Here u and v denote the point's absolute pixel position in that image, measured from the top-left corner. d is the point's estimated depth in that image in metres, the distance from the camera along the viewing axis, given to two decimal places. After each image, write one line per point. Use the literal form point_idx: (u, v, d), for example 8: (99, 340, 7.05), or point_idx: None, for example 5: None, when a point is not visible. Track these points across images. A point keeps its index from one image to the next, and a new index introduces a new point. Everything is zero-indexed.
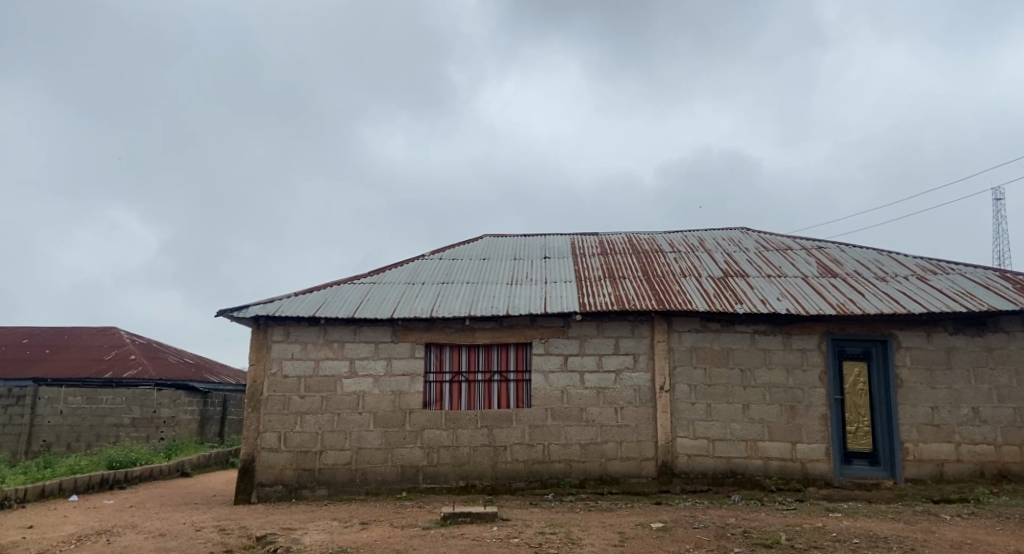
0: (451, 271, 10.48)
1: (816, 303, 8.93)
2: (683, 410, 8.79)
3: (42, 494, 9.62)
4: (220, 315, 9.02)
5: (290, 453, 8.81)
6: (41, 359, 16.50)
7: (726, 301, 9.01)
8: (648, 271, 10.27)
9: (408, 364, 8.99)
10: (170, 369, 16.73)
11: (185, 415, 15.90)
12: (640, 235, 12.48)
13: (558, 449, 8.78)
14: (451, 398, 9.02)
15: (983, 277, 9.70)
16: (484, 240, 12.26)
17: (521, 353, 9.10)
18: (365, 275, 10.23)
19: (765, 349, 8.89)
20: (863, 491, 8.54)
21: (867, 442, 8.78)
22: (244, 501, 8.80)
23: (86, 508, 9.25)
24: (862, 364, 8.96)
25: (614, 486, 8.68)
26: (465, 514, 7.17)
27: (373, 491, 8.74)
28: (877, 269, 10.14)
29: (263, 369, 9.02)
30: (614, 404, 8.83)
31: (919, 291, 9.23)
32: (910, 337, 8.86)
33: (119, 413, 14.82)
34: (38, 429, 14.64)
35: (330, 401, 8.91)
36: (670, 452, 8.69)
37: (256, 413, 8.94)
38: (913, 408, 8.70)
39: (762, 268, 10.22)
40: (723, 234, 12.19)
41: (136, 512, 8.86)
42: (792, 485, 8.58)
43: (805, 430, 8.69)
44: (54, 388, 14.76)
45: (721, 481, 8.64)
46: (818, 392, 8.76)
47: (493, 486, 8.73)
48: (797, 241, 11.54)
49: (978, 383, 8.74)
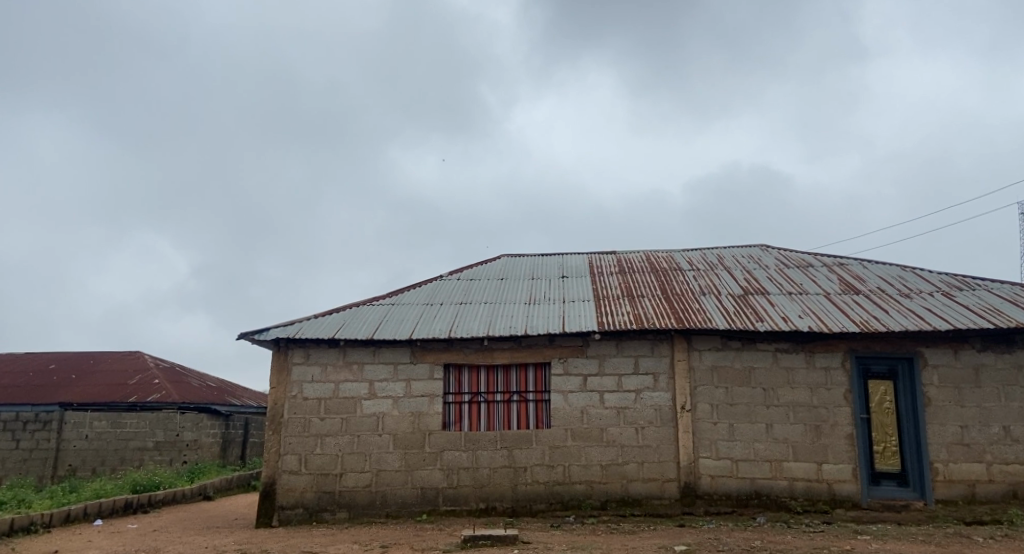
0: (469, 292, 10.50)
1: (839, 321, 8.80)
2: (705, 430, 8.69)
3: (67, 518, 9.68)
4: (241, 338, 9.09)
5: (310, 475, 8.82)
6: (66, 384, 16.79)
7: (747, 319, 8.91)
8: (667, 290, 10.19)
9: (427, 385, 8.99)
10: (193, 392, 16.88)
11: (207, 439, 15.91)
12: (658, 253, 12.42)
13: (579, 470, 8.70)
14: (470, 419, 8.99)
15: (1011, 292, 9.50)
16: (502, 260, 12.28)
17: (540, 373, 9.06)
18: (384, 297, 10.29)
19: (788, 368, 8.78)
20: (891, 512, 8.33)
21: (894, 463, 8.59)
22: (265, 524, 8.81)
23: (110, 532, 9.30)
24: (888, 383, 8.78)
25: (636, 508, 8.56)
26: (485, 537, 7.12)
27: (393, 513, 8.71)
28: (900, 286, 9.99)
29: (283, 392, 9.07)
30: (635, 424, 8.75)
31: (945, 308, 9.07)
32: (936, 354, 8.70)
33: (143, 437, 14.95)
34: (64, 454, 14.86)
35: (350, 422, 8.92)
36: (692, 473, 8.57)
37: (276, 435, 8.97)
38: (941, 427, 8.51)
39: (783, 286, 10.12)
40: (742, 252, 12.11)
41: (159, 536, 8.89)
42: (819, 507, 8.41)
43: (831, 450, 8.53)
44: (79, 412, 14.99)
45: (746, 503, 8.49)
46: (842, 410, 8.62)
47: (513, 509, 8.66)
48: (818, 258, 11.43)
49: (1009, 401, 8.54)
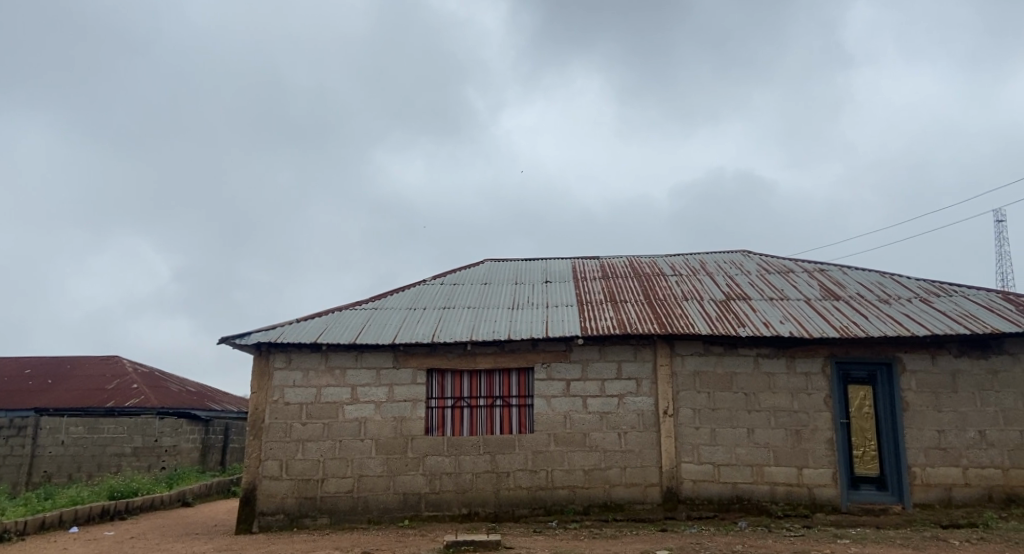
0: (452, 296, 10.48)
1: (819, 326, 8.89)
2: (687, 434, 8.73)
3: (42, 526, 9.52)
4: (222, 342, 9.00)
5: (291, 481, 8.74)
6: (41, 389, 16.53)
7: (729, 324, 8.97)
8: (650, 295, 10.23)
9: (410, 390, 8.96)
10: (172, 397, 16.69)
11: (187, 444, 15.75)
12: (641, 258, 12.48)
13: (562, 475, 8.70)
14: (453, 424, 8.96)
15: (986, 298, 9.66)
16: (485, 265, 12.27)
17: (524, 378, 9.06)
18: (367, 301, 10.24)
19: (769, 374, 8.85)
20: (870, 516, 8.41)
21: (873, 467, 8.69)
22: (245, 530, 8.71)
23: (85, 539, 9.16)
24: (867, 388, 8.89)
25: (618, 513, 8.57)
26: (468, 543, 7.09)
27: (375, 519, 8.65)
28: (879, 292, 10.11)
29: (264, 397, 8.98)
30: (617, 429, 8.77)
31: (923, 314, 9.19)
32: (915, 360, 8.81)
33: (120, 442, 14.74)
34: (39, 460, 14.62)
35: (332, 427, 8.86)
36: (674, 478, 8.61)
37: (257, 441, 8.89)
38: (919, 431, 8.62)
39: (764, 291, 10.21)
40: (724, 257, 12.21)
41: (136, 543, 8.75)
42: (799, 511, 8.47)
43: (811, 455, 8.61)
44: (55, 418, 14.75)
45: (727, 508, 8.54)
46: (822, 415, 8.70)
47: (496, 514, 8.64)
48: (799, 264, 11.54)
49: (984, 405, 8.67)
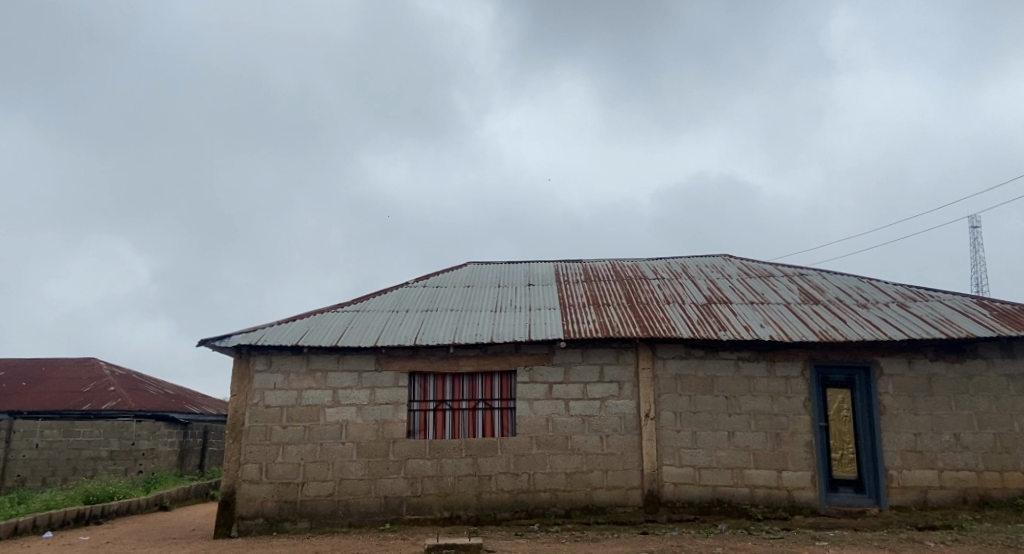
0: (435, 299, 10.46)
1: (799, 330, 8.98)
2: (668, 437, 8.78)
3: (15, 531, 9.35)
4: (202, 344, 8.91)
5: (271, 485, 8.67)
6: (15, 392, 16.28)
7: (710, 328, 9.04)
8: (633, 298, 10.28)
9: (392, 393, 8.92)
10: (150, 400, 16.49)
11: (165, 447, 15.56)
12: (623, 262, 12.54)
13: (544, 478, 8.70)
14: (435, 427, 8.94)
15: (962, 304, 9.82)
16: (468, 268, 12.26)
17: (506, 381, 9.07)
18: (349, 303, 10.19)
19: (749, 377, 8.92)
20: (848, 518, 8.51)
21: (851, 470, 8.79)
22: (224, 535, 8.61)
23: (60, 545, 9.01)
24: (845, 391, 9.00)
25: (600, 516, 8.60)
26: (449, 546, 7.08)
27: (355, 523, 8.60)
28: (857, 296, 10.24)
29: (244, 400, 8.90)
30: (599, 432, 8.80)
31: (900, 318, 9.32)
32: (892, 364, 8.93)
33: (96, 446, 14.55)
34: (12, 464, 14.39)
35: (313, 430, 8.80)
36: (655, 481, 8.64)
37: (237, 444, 8.80)
38: (896, 434, 8.74)
39: (745, 295, 10.30)
40: (706, 261, 12.29)
41: (112, 549, 8.62)
42: (778, 513, 8.55)
43: (791, 458, 8.69)
44: (30, 421, 14.57)
45: (708, 510, 8.60)
46: (802, 418, 8.79)
47: (477, 517, 8.62)
48: (779, 268, 11.66)
49: (959, 409, 8.81)
